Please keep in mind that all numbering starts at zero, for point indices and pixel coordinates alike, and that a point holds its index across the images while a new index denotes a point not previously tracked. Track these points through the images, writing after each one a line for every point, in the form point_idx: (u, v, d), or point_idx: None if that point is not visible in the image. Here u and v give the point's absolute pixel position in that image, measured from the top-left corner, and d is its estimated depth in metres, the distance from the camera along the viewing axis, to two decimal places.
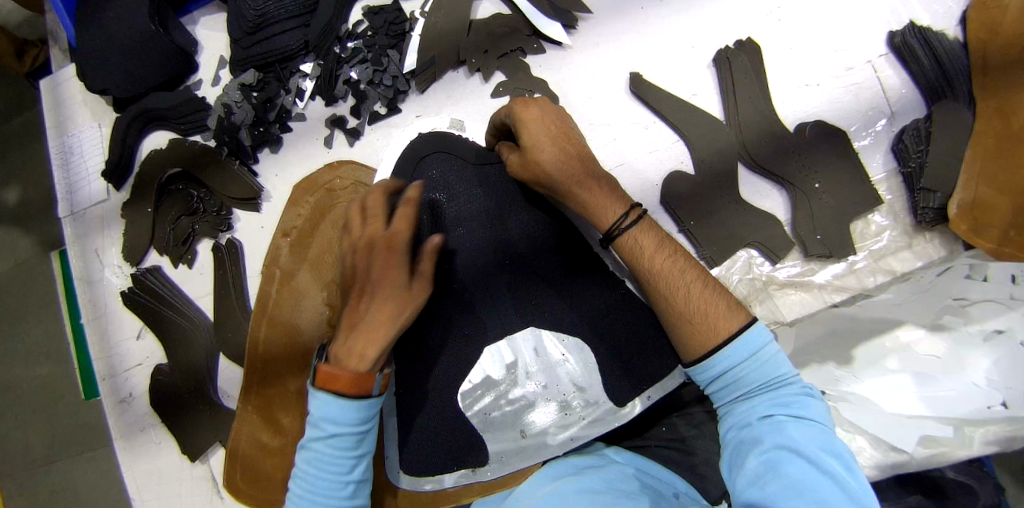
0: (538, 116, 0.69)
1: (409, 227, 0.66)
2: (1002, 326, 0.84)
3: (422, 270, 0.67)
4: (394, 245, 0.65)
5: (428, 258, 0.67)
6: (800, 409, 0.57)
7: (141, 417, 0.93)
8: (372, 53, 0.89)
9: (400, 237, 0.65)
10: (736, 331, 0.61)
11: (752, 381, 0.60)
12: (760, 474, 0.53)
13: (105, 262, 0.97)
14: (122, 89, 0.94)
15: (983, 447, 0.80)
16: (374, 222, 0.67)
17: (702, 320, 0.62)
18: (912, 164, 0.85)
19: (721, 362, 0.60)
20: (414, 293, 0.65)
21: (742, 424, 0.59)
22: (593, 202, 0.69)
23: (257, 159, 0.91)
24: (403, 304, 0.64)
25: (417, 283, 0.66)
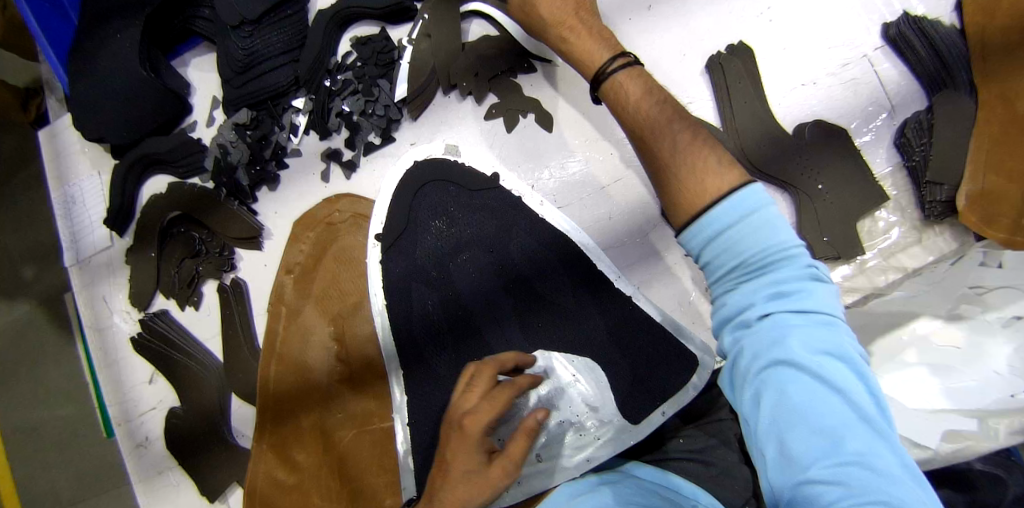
0: None
1: (492, 411, 0.63)
2: (1022, 312, 0.80)
3: (512, 451, 0.62)
4: (482, 429, 0.62)
5: (522, 437, 0.62)
6: (803, 304, 0.47)
7: (159, 460, 0.93)
8: (363, 84, 0.88)
9: (487, 423, 0.62)
10: (718, 198, 0.52)
11: (743, 260, 0.50)
12: (761, 398, 0.47)
13: (113, 309, 0.97)
14: (121, 137, 0.95)
15: (1009, 439, 0.76)
16: (471, 395, 0.66)
17: (694, 184, 0.54)
18: (916, 157, 0.84)
19: (708, 227, 0.51)
20: (493, 480, 0.60)
21: (734, 314, 0.51)
22: (579, 51, 0.69)
23: (256, 198, 0.91)
24: (478, 491, 0.60)
25: (503, 467, 0.61)
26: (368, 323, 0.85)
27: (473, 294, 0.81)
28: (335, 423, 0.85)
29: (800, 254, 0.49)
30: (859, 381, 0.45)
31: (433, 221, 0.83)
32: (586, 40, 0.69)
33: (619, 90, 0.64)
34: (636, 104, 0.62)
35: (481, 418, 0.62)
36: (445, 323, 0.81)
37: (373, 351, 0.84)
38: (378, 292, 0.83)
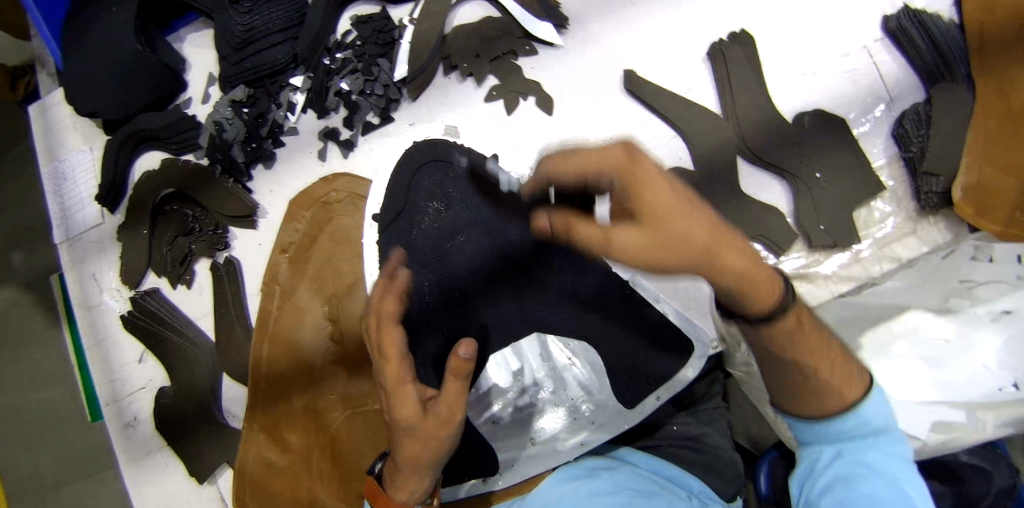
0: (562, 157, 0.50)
1: (400, 356, 0.55)
2: (1009, 307, 0.84)
3: (442, 400, 0.54)
4: (399, 376, 0.55)
5: (451, 379, 0.53)
6: (894, 447, 0.56)
7: (147, 440, 0.92)
8: (363, 63, 0.86)
9: (403, 366, 0.55)
10: (858, 401, 0.55)
11: (874, 422, 0.56)
12: (833, 489, 0.55)
13: (103, 287, 0.96)
14: (114, 112, 0.94)
15: (997, 430, 0.80)
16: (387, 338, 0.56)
17: (822, 396, 0.55)
18: (913, 149, 0.84)
19: (858, 418, 0.55)
20: (432, 429, 0.54)
21: (816, 442, 0.58)
22: None
23: (251, 176, 0.89)
24: (422, 448, 0.54)
25: (439, 416, 0.54)
26: (362, 304, 0.83)
27: (469, 276, 0.81)
28: (329, 404, 0.85)
29: (895, 427, 0.57)
30: (916, 491, 0.53)
31: (430, 202, 0.81)
32: (689, 221, 0.46)
33: (758, 284, 0.49)
34: (801, 324, 0.54)
35: (394, 368, 0.55)
36: (441, 305, 0.80)
37: None
38: (373, 273, 0.82)
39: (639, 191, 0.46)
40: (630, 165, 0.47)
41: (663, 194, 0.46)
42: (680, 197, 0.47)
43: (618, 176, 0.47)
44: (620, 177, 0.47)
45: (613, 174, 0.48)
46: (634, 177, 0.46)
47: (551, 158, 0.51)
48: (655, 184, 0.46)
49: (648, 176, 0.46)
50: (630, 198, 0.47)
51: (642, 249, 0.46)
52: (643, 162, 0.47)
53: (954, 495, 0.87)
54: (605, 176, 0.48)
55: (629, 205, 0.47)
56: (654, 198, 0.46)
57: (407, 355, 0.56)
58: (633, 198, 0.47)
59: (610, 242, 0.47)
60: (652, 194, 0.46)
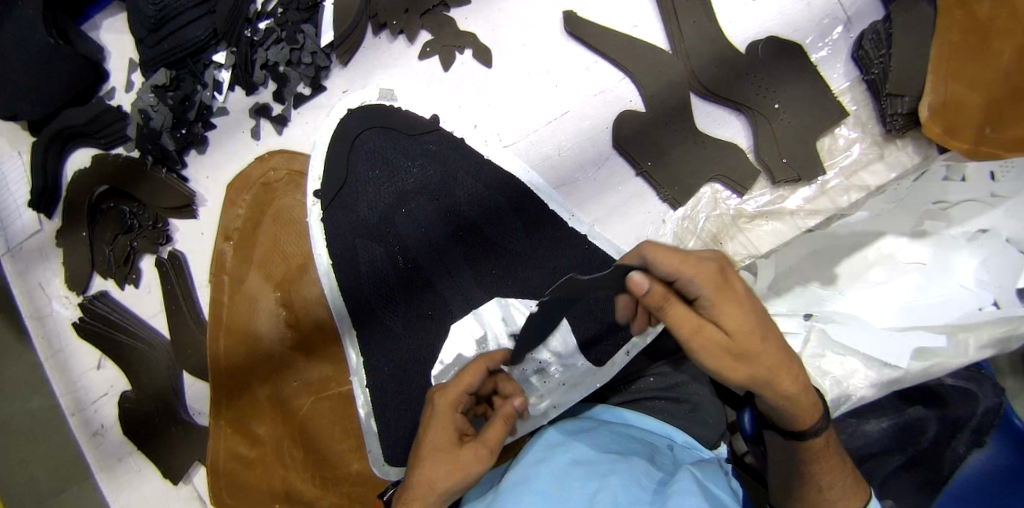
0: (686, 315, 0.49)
1: (464, 385, 0.61)
2: (985, 226, 0.80)
3: (486, 436, 0.57)
4: (457, 404, 0.60)
5: (499, 422, 0.59)
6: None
7: (117, 447, 0.90)
8: (286, 31, 0.80)
9: (461, 397, 0.61)
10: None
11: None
12: None
13: (50, 295, 0.92)
14: (34, 112, 0.86)
15: (979, 352, 0.77)
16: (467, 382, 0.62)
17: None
18: (875, 70, 0.80)
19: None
20: (470, 458, 0.55)
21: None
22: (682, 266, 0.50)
23: (186, 163, 0.85)
24: (448, 472, 0.55)
25: (477, 450, 0.56)
26: (316, 285, 0.81)
27: (421, 245, 0.77)
28: (293, 391, 0.83)
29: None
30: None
31: (371, 172, 0.78)
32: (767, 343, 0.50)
33: (808, 407, 0.52)
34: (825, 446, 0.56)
35: (454, 395, 0.60)
36: (396, 278, 0.78)
37: (323, 312, 0.81)
38: (320, 251, 0.79)
39: (728, 308, 0.49)
40: (725, 289, 0.50)
41: (741, 314, 0.49)
42: (761, 322, 0.50)
43: (706, 285, 0.49)
44: (705, 287, 0.49)
45: (705, 287, 0.49)
46: (720, 302, 0.49)
47: (656, 246, 0.52)
48: (740, 306, 0.50)
49: (733, 297, 0.50)
50: (715, 311, 0.49)
51: (727, 349, 0.49)
52: (731, 281, 0.51)
53: (945, 420, 0.84)
54: (695, 286, 0.50)
55: (710, 310, 0.50)
56: (732, 319, 0.49)
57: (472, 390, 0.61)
58: (722, 314, 0.49)
59: (695, 338, 0.49)
60: (730, 313, 0.49)
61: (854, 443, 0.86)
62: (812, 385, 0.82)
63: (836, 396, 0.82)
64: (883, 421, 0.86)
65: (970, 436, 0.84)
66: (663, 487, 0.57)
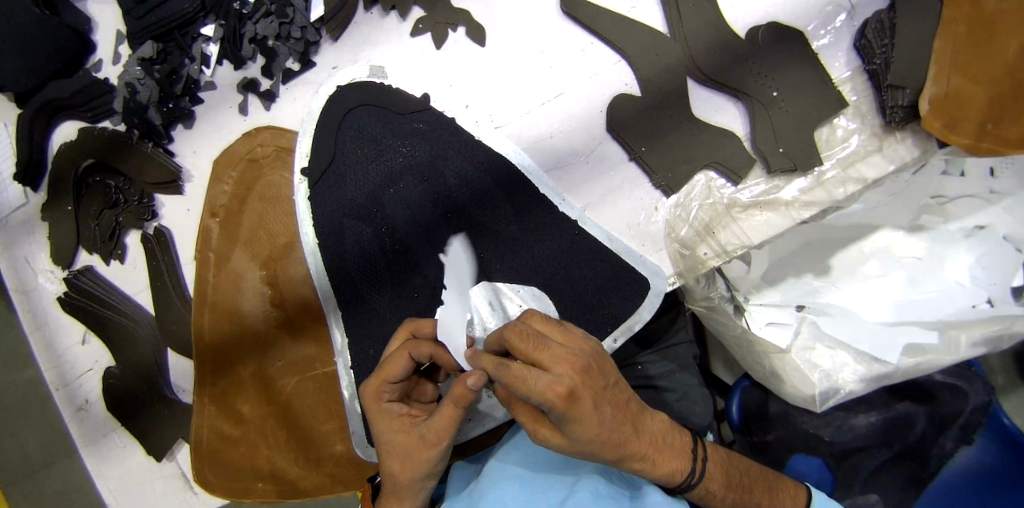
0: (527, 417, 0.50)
1: (387, 377, 0.58)
2: (983, 222, 0.82)
3: (428, 423, 0.54)
4: (383, 397, 0.58)
5: (447, 404, 0.52)
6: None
7: (102, 422, 0.89)
8: (275, 4, 0.78)
9: (386, 387, 0.58)
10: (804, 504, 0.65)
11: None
12: None
13: (36, 269, 0.90)
14: (21, 84, 0.83)
15: (971, 349, 0.78)
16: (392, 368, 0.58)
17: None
18: (877, 61, 0.77)
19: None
20: (416, 441, 0.55)
21: None
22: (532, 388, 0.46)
23: (172, 138, 0.84)
24: (399, 464, 0.55)
25: (421, 438, 0.54)
26: (303, 264, 0.80)
27: (408, 226, 0.76)
28: (277, 371, 0.82)
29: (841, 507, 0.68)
30: None
31: (360, 150, 0.76)
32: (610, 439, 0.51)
33: (662, 469, 0.57)
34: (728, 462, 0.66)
35: (376, 390, 0.58)
36: (382, 259, 0.77)
37: (309, 292, 0.80)
38: (306, 230, 0.77)
39: (580, 425, 0.48)
40: (579, 404, 0.47)
41: (591, 428, 0.48)
42: (608, 426, 0.50)
43: (557, 409, 0.46)
44: (557, 412, 0.46)
45: (555, 409, 0.46)
46: (569, 425, 0.47)
47: (509, 366, 0.47)
48: (594, 421, 0.48)
49: (583, 417, 0.47)
50: (564, 426, 0.48)
51: (571, 450, 0.50)
52: (584, 399, 0.47)
53: (933, 416, 0.84)
54: (545, 408, 0.46)
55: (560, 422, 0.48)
56: (584, 430, 0.48)
57: (396, 378, 0.58)
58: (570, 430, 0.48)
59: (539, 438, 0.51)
60: (578, 430, 0.48)
61: (842, 437, 0.85)
62: (801, 377, 0.81)
63: (825, 389, 0.81)
64: (873, 416, 0.85)
65: (958, 432, 0.85)
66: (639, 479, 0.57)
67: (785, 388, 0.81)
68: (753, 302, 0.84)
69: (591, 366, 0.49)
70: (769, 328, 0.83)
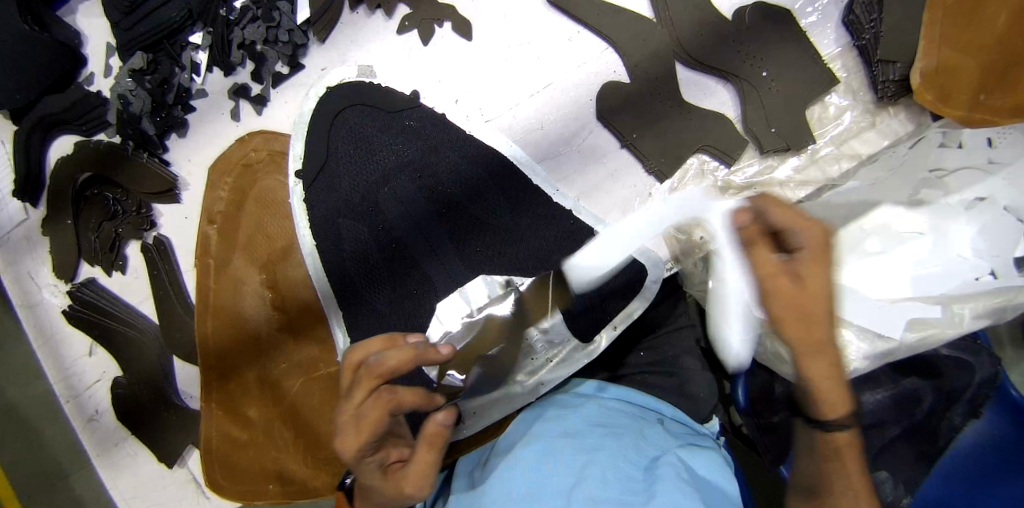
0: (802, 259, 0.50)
1: (369, 433, 0.51)
2: (982, 194, 0.77)
3: (413, 476, 0.53)
4: (364, 452, 0.52)
5: (424, 448, 0.54)
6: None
7: (112, 432, 0.90)
8: (262, 9, 0.79)
9: (366, 444, 0.52)
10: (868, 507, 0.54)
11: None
12: None
13: (40, 284, 0.91)
14: (14, 101, 0.84)
15: (973, 322, 0.76)
16: (376, 416, 0.52)
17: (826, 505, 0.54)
18: (866, 36, 0.76)
19: None
20: (402, 496, 0.53)
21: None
22: (787, 222, 0.50)
23: (167, 147, 0.84)
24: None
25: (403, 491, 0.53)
26: (301, 266, 0.81)
27: (403, 223, 0.77)
28: (282, 373, 0.83)
29: None
30: None
31: (352, 150, 0.77)
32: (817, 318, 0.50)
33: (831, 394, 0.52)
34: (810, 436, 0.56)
35: (358, 447, 0.51)
36: (379, 256, 0.77)
37: (310, 294, 0.81)
38: (303, 232, 0.78)
39: (825, 271, 0.49)
40: (822, 248, 0.49)
41: (821, 281, 0.49)
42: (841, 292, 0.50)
43: (804, 247, 0.50)
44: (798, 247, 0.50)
45: (806, 241, 0.49)
46: (817, 255, 0.49)
47: (774, 199, 0.53)
48: (821, 273, 0.49)
49: (826, 259, 0.50)
50: (804, 267, 0.49)
51: (795, 309, 0.49)
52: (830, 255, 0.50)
53: (941, 391, 0.83)
54: (800, 240, 0.50)
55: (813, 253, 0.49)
56: (811, 280, 0.49)
57: (379, 432, 0.52)
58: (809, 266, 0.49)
59: (775, 282, 0.50)
60: (816, 276, 0.49)
61: None
62: None
63: None
64: (879, 392, 0.84)
65: (966, 406, 0.83)
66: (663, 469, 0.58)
67: (790, 369, 0.81)
68: None
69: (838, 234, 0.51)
70: None
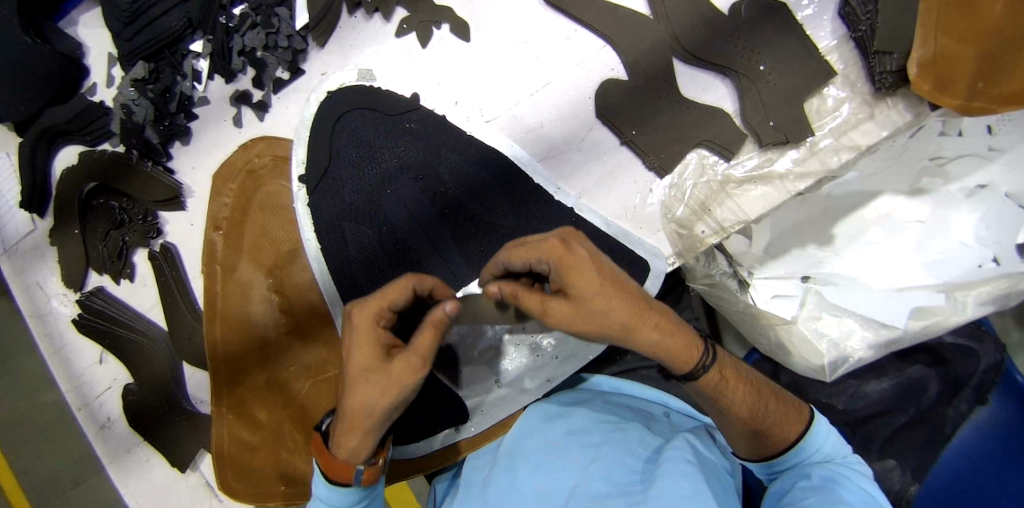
0: (580, 267, 0.54)
1: (388, 299, 0.57)
2: (983, 182, 0.82)
3: (414, 345, 0.53)
4: (379, 319, 0.56)
5: (427, 329, 0.53)
6: (843, 471, 0.59)
7: (124, 438, 0.92)
8: (261, 16, 0.79)
9: (382, 313, 0.57)
10: (800, 436, 0.61)
11: (819, 450, 0.61)
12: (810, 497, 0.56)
13: (50, 293, 0.92)
14: (18, 112, 0.85)
15: (977, 309, 0.79)
16: (385, 287, 0.58)
17: (770, 434, 0.60)
18: (863, 27, 0.76)
19: (805, 448, 0.61)
20: (398, 371, 0.52)
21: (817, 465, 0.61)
22: (517, 254, 0.59)
23: (171, 155, 0.85)
24: (381, 390, 0.52)
25: (404, 364, 0.52)
26: (307, 270, 0.82)
27: (408, 226, 0.77)
28: (291, 375, 0.84)
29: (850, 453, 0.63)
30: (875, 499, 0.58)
31: (354, 155, 0.78)
32: (613, 300, 0.54)
33: (677, 349, 0.57)
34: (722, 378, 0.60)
35: (374, 310, 0.56)
36: (384, 259, 0.78)
37: (317, 297, 0.82)
38: (309, 236, 0.79)
39: (574, 277, 0.54)
40: (568, 256, 0.54)
41: (588, 280, 0.54)
42: (608, 282, 0.54)
43: (551, 259, 0.55)
44: (551, 261, 0.55)
45: (548, 259, 0.55)
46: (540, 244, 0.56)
47: (508, 249, 0.61)
48: (587, 271, 0.54)
49: (577, 262, 0.54)
50: (563, 282, 0.55)
51: (575, 321, 0.55)
52: (575, 251, 0.55)
53: (946, 378, 0.83)
54: (540, 260, 0.57)
55: (564, 284, 0.55)
56: (578, 283, 0.54)
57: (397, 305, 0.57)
58: (565, 278, 0.54)
59: (546, 310, 0.56)
60: (577, 283, 0.54)
61: (853, 405, 0.86)
62: (810, 348, 0.82)
63: (834, 358, 0.82)
64: (884, 381, 0.86)
65: (974, 395, 0.83)
66: (657, 457, 0.61)
67: (794, 359, 0.83)
68: (758, 276, 0.85)
69: (578, 237, 0.57)
70: (775, 302, 0.85)
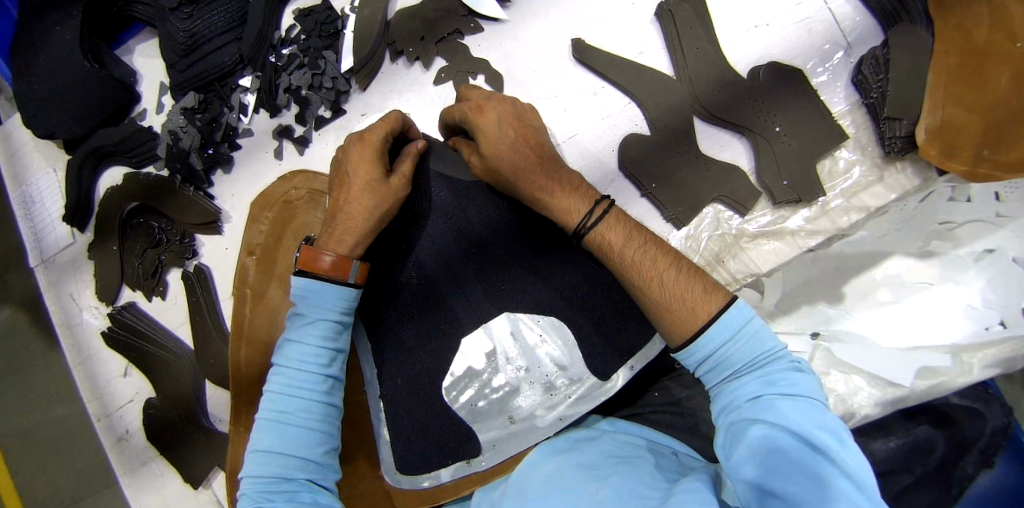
0: (493, 124, 0.67)
1: (389, 126, 0.71)
2: (991, 246, 0.82)
3: (400, 167, 0.71)
4: (372, 150, 0.69)
5: (408, 159, 0.72)
6: (768, 390, 0.53)
7: (141, 452, 0.94)
8: (308, 57, 0.86)
9: (376, 145, 0.69)
10: (715, 314, 0.57)
11: (740, 361, 0.56)
12: (755, 453, 0.50)
13: (82, 306, 0.95)
14: (70, 132, 0.90)
15: (983, 371, 0.78)
16: (379, 126, 0.71)
17: (671, 311, 0.59)
18: (874, 95, 0.81)
19: (705, 342, 0.57)
20: (389, 189, 0.69)
21: (746, 403, 0.54)
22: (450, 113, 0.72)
23: (212, 182, 0.90)
24: (379, 198, 0.68)
25: (394, 183, 0.69)
26: None
27: (435, 263, 0.81)
28: None
29: (784, 351, 0.57)
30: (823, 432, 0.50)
31: None
32: (522, 151, 0.67)
33: (574, 211, 0.66)
34: (607, 227, 0.65)
35: (372, 143, 0.69)
36: (410, 295, 0.81)
37: None
38: None
39: (483, 135, 0.67)
40: (481, 116, 0.68)
41: (490, 130, 0.67)
42: (516, 144, 0.67)
43: (468, 114, 0.69)
44: (467, 118, 0.69)
45: (465, 115, 0.69)
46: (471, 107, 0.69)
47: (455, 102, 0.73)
48: (492, 130, 0.67)
49: (486, 120, 0.67)
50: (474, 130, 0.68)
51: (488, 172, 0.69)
52: (485, 113, 0.68)
53: (952, 440, 0.84)
54: (461, 117, 0.70)
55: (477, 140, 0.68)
56: (485, 138, 0.67)
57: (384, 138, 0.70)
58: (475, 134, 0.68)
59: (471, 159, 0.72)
60: (484, 135, 0.67)
61: None
62: None
63: (841, 413, 0.81)
64: (891, 441, 0.85)
65: (978, 455, 0.84)
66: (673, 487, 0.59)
67: None
68: None
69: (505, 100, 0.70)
70: None
